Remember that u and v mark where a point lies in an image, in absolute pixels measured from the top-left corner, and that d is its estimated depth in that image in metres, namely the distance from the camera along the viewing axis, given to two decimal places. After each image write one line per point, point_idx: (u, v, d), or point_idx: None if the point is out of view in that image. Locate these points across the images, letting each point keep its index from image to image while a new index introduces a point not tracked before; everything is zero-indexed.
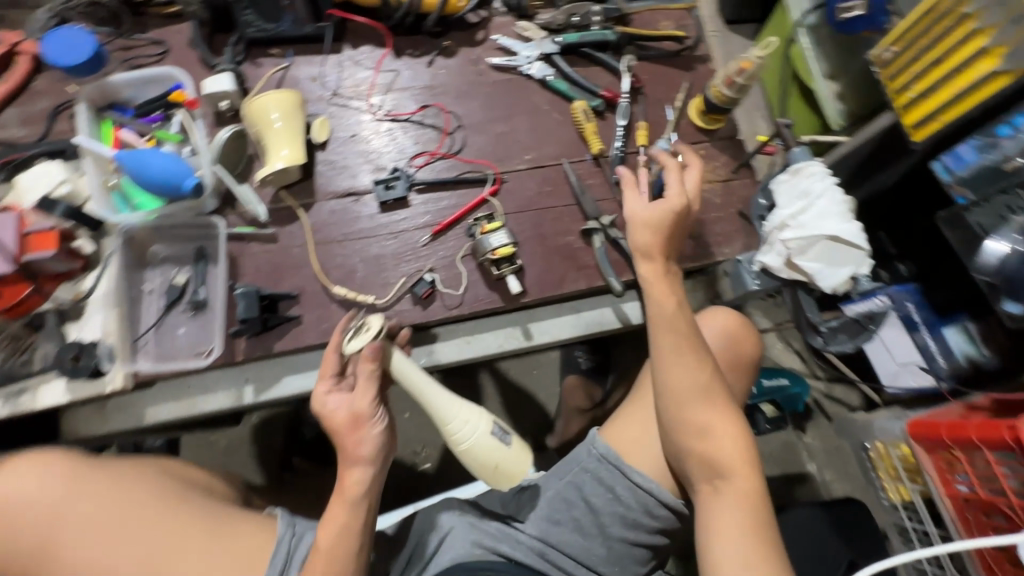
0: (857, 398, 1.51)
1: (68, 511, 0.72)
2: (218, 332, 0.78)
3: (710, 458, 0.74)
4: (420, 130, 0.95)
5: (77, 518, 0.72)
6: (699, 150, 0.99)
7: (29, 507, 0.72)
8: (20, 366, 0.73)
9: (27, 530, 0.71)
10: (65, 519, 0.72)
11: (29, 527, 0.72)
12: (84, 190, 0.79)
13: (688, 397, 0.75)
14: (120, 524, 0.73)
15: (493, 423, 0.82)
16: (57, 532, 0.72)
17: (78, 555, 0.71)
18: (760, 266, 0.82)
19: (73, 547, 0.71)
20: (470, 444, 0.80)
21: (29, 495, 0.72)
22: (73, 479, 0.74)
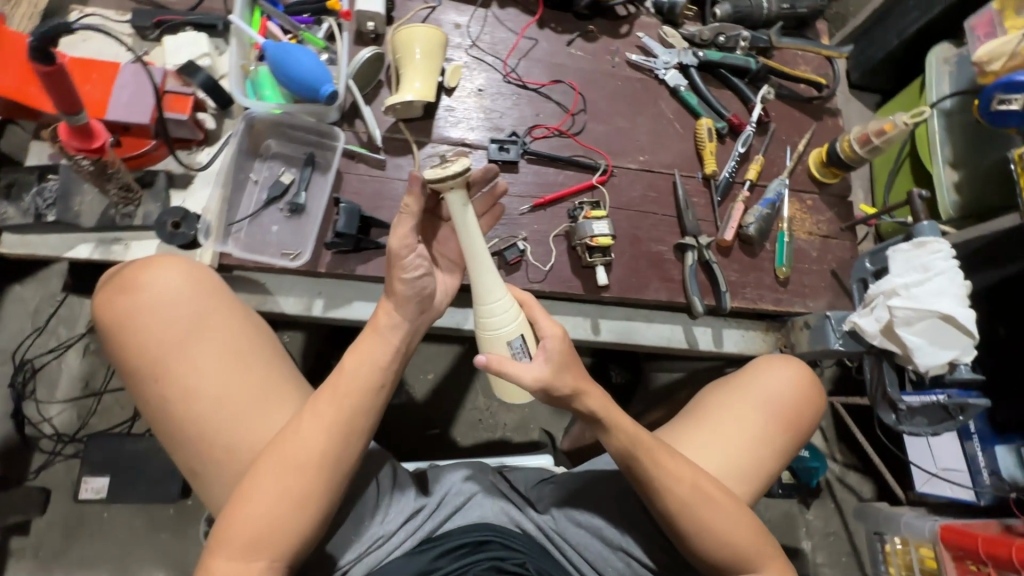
0: (869, 491, 1.48)
1: (217, 327, 0.69)
2: (312, 239, 0.79)
3: (698, 525, 0.71)
4: (545, 103, 0.95)
5: (211, 342, 0.68)
6: (807, 200, 0.98)
7: (176, 316, 0.67)
8: (121, 216, 0.73)
9: (148, 336, 0.66)
10: (198, 341, 0.67)
11: (162, 333, 0.66)
12: (222, 68, 0.81)
13: (678, 463, 0.72)
14: (249, 361, 0.70)
15: (518, 335, 0.68)
16: (173, 346, 0.66)
17: (197, 382, 0.66)
18: (850, 327, 0.80)
19: (194, 372, 0.66)
20: (489, 335, 0.70)
21: (175, 293, 0.67)
22: (206, 291, 0.69)
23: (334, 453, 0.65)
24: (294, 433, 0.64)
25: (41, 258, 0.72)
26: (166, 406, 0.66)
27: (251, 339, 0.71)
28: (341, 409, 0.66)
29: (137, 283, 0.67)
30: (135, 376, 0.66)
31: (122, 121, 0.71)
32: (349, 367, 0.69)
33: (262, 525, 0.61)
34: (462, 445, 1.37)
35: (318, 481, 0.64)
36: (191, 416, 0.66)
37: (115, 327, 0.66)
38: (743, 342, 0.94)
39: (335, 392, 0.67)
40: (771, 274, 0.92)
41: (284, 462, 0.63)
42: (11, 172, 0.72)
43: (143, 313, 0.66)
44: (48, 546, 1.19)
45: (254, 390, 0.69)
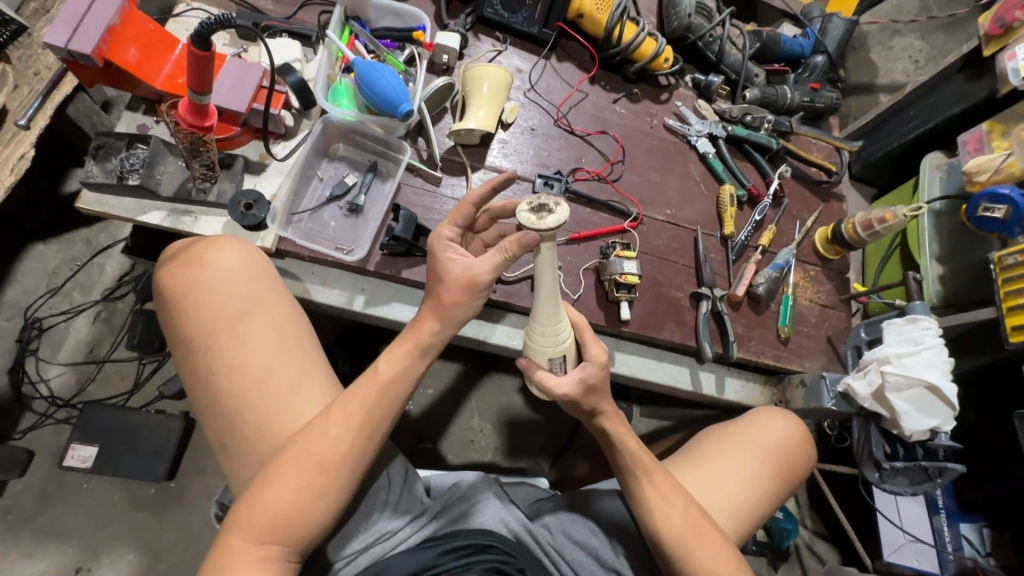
0: (836, 561, 1.52)
1: (266, 310, 0.71)
2: (366, 238, 0.84)
3: (687, 556, 0.74)
4: (589, 150, 1.04)
5: (259, 324, 0.70)
6: (810, 271, 1.08)
7: (232, 294, 0.70)
8: (197, 191, 0.79)
9: (204, 309, 0.69)
10: (248, 320, 0.70)
11: (216, 309, 0.69)
12: (309, 74, 0.90)
13: (675, 490, 0.77)
14: (289, 347, 0.71)
15: (563, 354, 0.74)
16: (224, 322, 0.69)
17: (240, 360, 0.68)
18: (842, 389, 0.88)
19: (238, 350, 0.69)
20: (541, 346, 0.73)
21: (234, 273, 0.71)
22: (260, 274, 0.73)
23: (356, 451, 0.65)
24: (321, 426, 0.65)
25: (114, 218, 0.77)
26: (210, 378, 0.69)
27: (295, 325, 0.73)
28: (369, 408, 0.66)
29: (201, 258, 0.70)
30: (187, 346, 0.69)
31: (220, 107, 0.77)
32: (383, 371, 0.67)
33: (279, 512, 0.61)
34: (452, 462, 1.38)
35: (338, 477, 0.64)
36: (228, 394, 0.68)
37: (175, 298, 0.70)
38: (743, 391, 1.01)
39: (364, 392, 0.66)
40: (774, 332, 1.00)
41: (308, 454, 0.63)
42: (102, 135, 0.77)
43: (202, 288, 0.69)
44: (20, 510, 1.16)
45: (291, 375, 0.70)
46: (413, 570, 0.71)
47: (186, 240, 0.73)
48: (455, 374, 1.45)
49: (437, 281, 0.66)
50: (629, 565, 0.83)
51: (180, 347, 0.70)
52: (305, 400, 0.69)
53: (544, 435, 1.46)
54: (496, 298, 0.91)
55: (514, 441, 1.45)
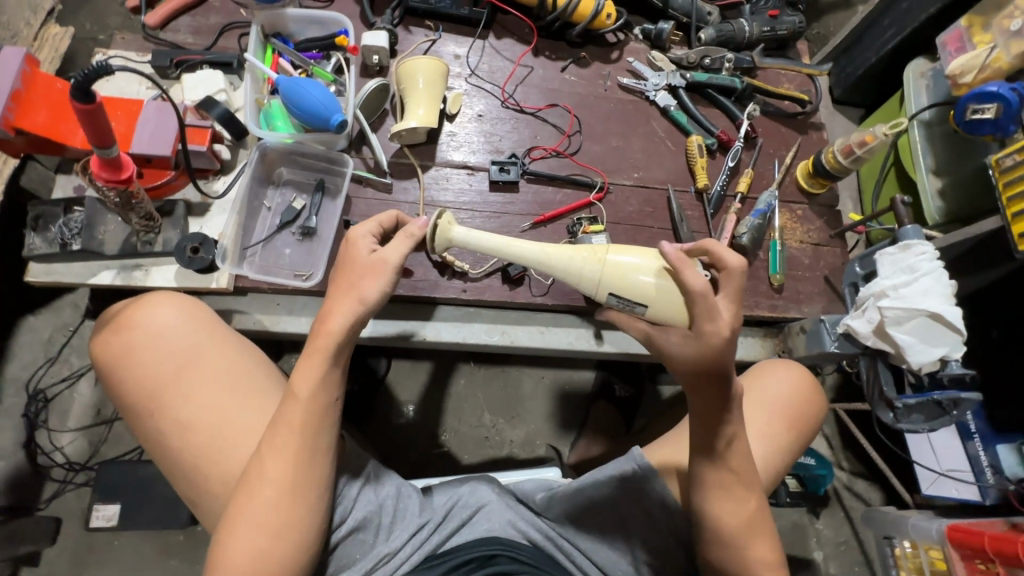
0: (878, 498, 1.48)
1: (205, 361, 0.68)
2: (322, 260, 0.82)
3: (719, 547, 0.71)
4: (542, 126, 0.99)
5: (204, 374, 0.67)
6: (796, 210, 1.02)
7: (166, 350, 0.67)
8: (143, 244, 0.77)
9: (142, 372, 0.66)
10: (188, 374, 0.67)
11: (153, 369, 0.66)
12: (237, 102, 0.86)
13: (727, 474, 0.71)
14: (243, 392, 0.68)
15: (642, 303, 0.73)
16: (163, 381, 0.66)
17: (188, 416, 0.65)
18: (844, 330, 0.83)
19: (184, 406, 0.65)
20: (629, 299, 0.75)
21: (165, 329, 0.67)
22: (197, 322, 0.69)
23: (308, 480, 0.62)
24: (266, 469, 0.62)
25: (66, 285, 0.76)
26: (162, 441, 0.66)
27: (244, 370, 0.69)
28: (311, 436, 0.63)
29: (130, 321, 0.67)
30: (133, 410, 0.67)
31: (144, 155, 0.74)
32: (300, 392, 0.64)
33: (246, 564, 0.59)
34: (469, 462, 1.37)
35: (298, 513, 0.62)
36: (182, 453, 0.65)
37: (112, 366, 0.67)
38: (742, 348, 0.96)
39: (291, 421, 0.63)
40: (766, 282, 0.95)
41: (260, 495, 0.61)
42: (38, 205, 0.76)
43: (136, 349, 0.66)
44: (58, 574, 1.18)
45: (246, 421, 0.67)
46: None
47: (120, 303, 0.70)
48: (457, 375, 1.44)
49: (346, 271, 0.69)
50: (644, 548, 0.81)
51: (128, 412, 0.67)
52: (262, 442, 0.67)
53: (558, 420, 1.44)
54: (467, 297, 0.88)
55: (530, 431, 1.42)
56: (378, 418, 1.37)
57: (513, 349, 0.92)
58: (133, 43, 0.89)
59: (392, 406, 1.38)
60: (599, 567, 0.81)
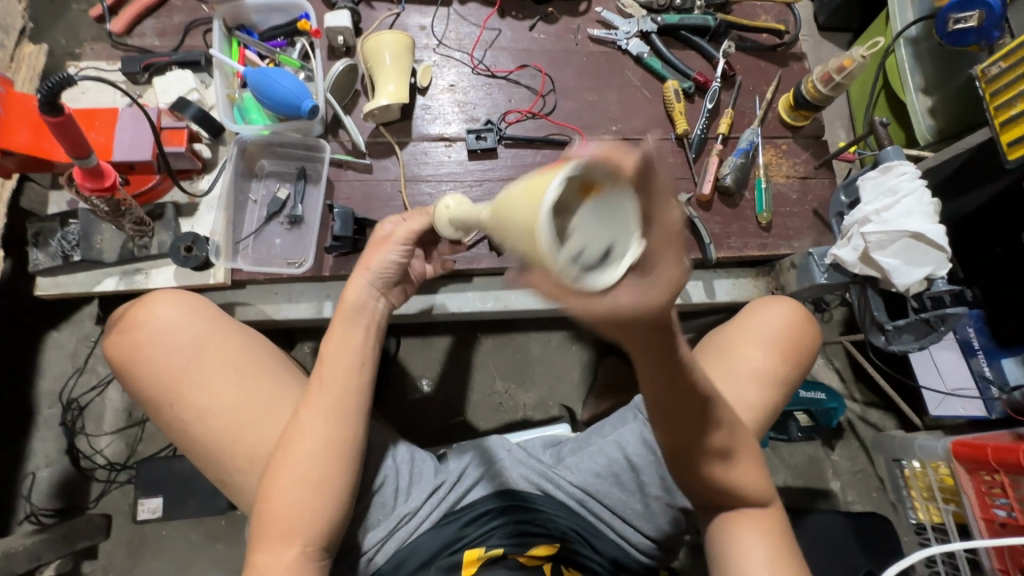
0: (892, 425, 1.50)
1: (216, 350, 0.71)
2: (312, 245, 0.84)
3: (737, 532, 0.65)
4: (515, 89, 0.99)
5: (216, 362, 0.71)
6: (781, 145, 1.00)
7: (176, 343, 0.70)
8: (139, 248, 0.79)
9: (156, 367, 0.70)
10: (201, 363, 0.70)
11: (166, 364, 0.70)
12: (211, 100, 0.87)
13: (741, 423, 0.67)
14: (257, 374, 0.72)
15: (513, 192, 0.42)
16: (178, 373, 0.69)
17: (206, 402, 0.69)
18: (832, 260, 0.83)
19: (202, 393, 0.69)
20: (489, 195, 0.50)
21: (172, 325, 0.71)
22: (201, 315, 0.73)
23: (336, 439, 0.66)
24: (296, 433, 0.66)
25: (73, 295, 0.79)
26: (186, 430, 0.70)
27: (253, 354, 0.73)
28: (336, 397, 0.68)
29: (137, 322, 0.71)
30: (155, 406, 0.70)
31: (127, 162, 0.77)
32: (327, 357, 0.70)
33: (285, 525, 0.63)
34: (486, 428, 1.42)
35: (331, 471, 0.66)
36: (206, 438, 0.69)
37: (127, 367, 0.71)
38: (735, 290, 0.97)
39: (322, 387, 0.68)
40: (754, 221, 0.95)
41: (291, 460, 0.65)
42: (36, 221, 0.79)
43: (147, 347, 0.70)
44: (116, 566, 1.27)
45: (264, 399, 0.71)
46: (441, 545, 0.77)
47: (124, 306, 0.73)
48: (464, 347, 1.48)
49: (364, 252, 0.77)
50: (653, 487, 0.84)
51: (149, 408, 0.71)
52: (282, 417, 0.71)
53: (569, 379, 1.48)
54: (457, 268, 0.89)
55: (542, 393, 1.46)
56: (393, 395, 1.42)
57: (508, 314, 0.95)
58: (102, 52, 0.90)
59: (405, 383, 1.43)
60: (611, 509, 0.83)
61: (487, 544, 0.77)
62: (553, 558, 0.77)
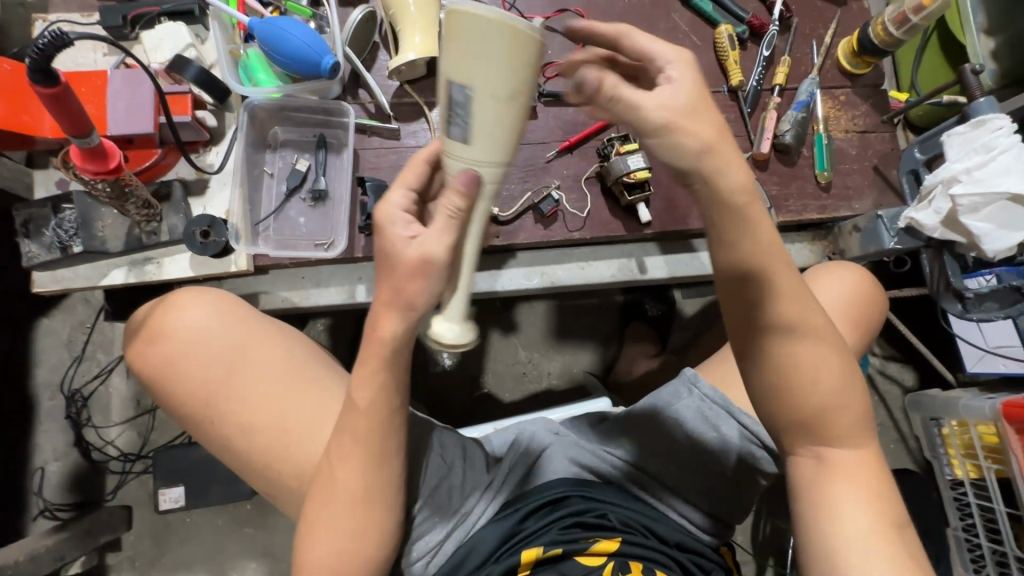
0: (911, 378, 1.51)
1: (253, 360, 0.64)
2: (342, 224, 0.75)
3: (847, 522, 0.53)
4: (552, 38, 0.88)
5: (254, 374, 0.64)
6: (839, 96, 0.92)
7: (211, 353, 0.64)
8: (147, 235, 0.70)
9: (190, 379, 0.63)
10: (239, 375, 0.63)
11: (201, 377, 0.63)
12: (211, 58, 0.75)
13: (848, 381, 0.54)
14: (299, 386, 0.65)
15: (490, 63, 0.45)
16: (215, 386, 0.63)
17: (248, 417, 0.63)
18: (906, 224, 0.78)
19: (241, 408, 0.63)
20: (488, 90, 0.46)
21: (203, 334, 0.64)
22: (234, 320, 0.65)
23: (377, 481, 0.57)
24: (329, 473, 0.58)
25: (78, 291, 0.71)
26: (228, 446, 0.64)
27: (293, 362, 0.66)
28: (367, 438, 0.56)
29: (165, 330, 0.64)
30: (192, 420, 0.64)
31: (127, 135, 0.66)
32: (359, 402, 0.55)
33: (323, 562, 0.58)
34: (511, 400, 1.38)
35: (373, 514, 0.58)
36: (246, 454, 0.63)
37: (158, 378, 0.64)
38: (791, 256, 0.92)
39: (355, 428, 0.56)
40: (813, 181, 0.88)
41: (327, 498, 0.58)
42: (24, 208, 0.68)
43: (180, 357, 0.64)
44: (141, 556, 1.23)
45: (306, 416, 0.63)
46: (498, 542, 0.71)
47: (147, 311, 0.66)
48: (485, 317, 1.41)
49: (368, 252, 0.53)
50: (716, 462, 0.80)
51: (186, 422, 0.65)
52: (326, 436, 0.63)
53: (593, 348, 1.43)
54: (501, 243, 0.82)
55: (565, 361, 1.42)
56: (414, 371, 1.36)
57: (553, 290, 0.89)
58: (74, 2, 0.77)
59: (426, 358, 1.37)
60: (672, 489, 0.79)
61: (543, 544, 0.69)
62: (616, 553, 0.70)
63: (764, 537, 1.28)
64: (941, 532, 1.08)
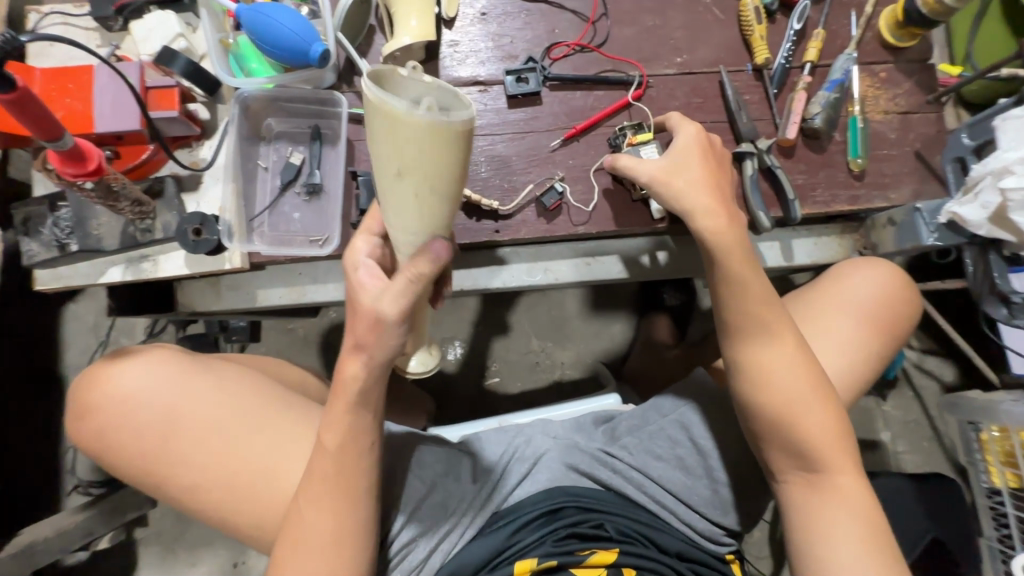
0: (950, 373, 1.42)
1: (190, 417, 0.64)
2: (337, 220, 0.73)
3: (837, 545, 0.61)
4: (560, 16, 0.82)
5: (191, 432, 0.64)
6: (879, 72, 0.84)
7: (146, 417, 0.63)
8: (141, 233, 0.69)
9: (129, 445, 0.63)
10: (178, 437, 0.64)
11: (139, 442, 0.63)
12: (201, 48, 0.73)
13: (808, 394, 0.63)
14: (242, 436, 0.65)
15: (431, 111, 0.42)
16: (154, 451, 0.63)
17: (192, 478, 0.63)
18: (947, 220, 0.71)
19: (185, 470, 0.63)
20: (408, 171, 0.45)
21: (138, 396, 0.64)
22: (170, 377, 0.65)
23: (352, 512, 0.60)
24: (300, 507, 0.60)
25: (77, 288, 0.71)
26: (186, 503, 0.65)
27: (233, 413, 0.65)
28: (338, 472, 0.59)
29: (99, 399, 0.64)
30: (145, 482, 0.65)
31: (114, 132, 0.65)
32: (329, 440, 0.60)
33: None
34: (523, 389, 1.37)
35: (347, 547, 0.60)
36: (201, 510, 0.64)
37: (98, 449, 0.65)
38: (816, 250, 0.85)
39: (326, 463, 0.60)
40: (844, 169, 0.81)
41: (302, 532, 0.60)
42: (22, 206, 0.69)
43: (115, 424, 0.63)
44: (166, 532, 1.29)
45: (257, 464, 0.64)
46: (489, 554, 0.70)
47: (84, 378, 0.66)
48: (497, 305, 1.39)
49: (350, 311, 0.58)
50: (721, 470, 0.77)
51: (141, 485, 0.66)
52: (281, 480, 0.64)
53: (608, 337, 1.40)
54: (502, 238, 0.78)
55: (579, 351, 1.39)
56: None
57: (558, 287, 0.85)
58: None
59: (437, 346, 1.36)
60: (675, 496, 0.77)
61: (539, 554, 0.69)
62: (612, 564, 0.69)
63: (780, 535, 1.25)
64: (973, 542, 1.02)
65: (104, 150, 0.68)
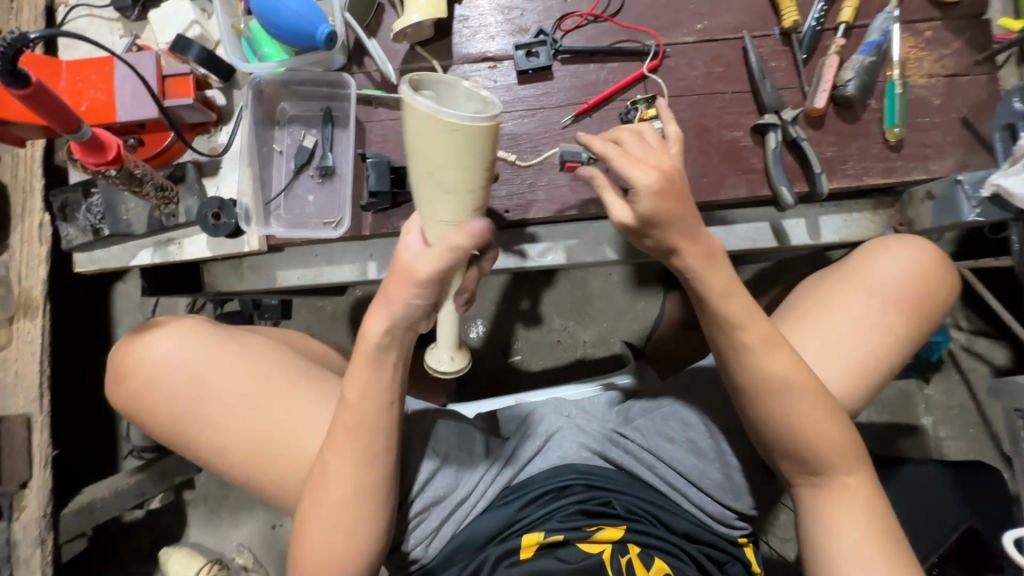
0: (1002, 356, 1.32)
1: (216, 381, 0.68)
2: (347, 203, 0.74)
3: (845, 543, 0.61)
4: None
5: (217, 397, 0.68)
6: (924, 31, 0.76)
7: (177, 381, 0.67)
8: (167, 217, 0.73)
9: (162, 407, 0.68)
10: (204, 401, 0.67)
11: (169, 405, 0.68)
12: (215, 33, 0.74)
13: (810, 406, 0.62)
14: (267, 401, 0.68)
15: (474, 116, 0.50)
16: (184, 413, 0.67)
17: (218, 440, 0.67)
18: (992, 193, 0.67)
19: (212, 433, 0.67)
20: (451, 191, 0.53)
21: (168, 362, 0.68)
22: (199, 345, 0.69)
23: (373, 479, 0.63)
24: (325, 469, 0.63)
25: (112, 270, 0.76)
26: (213, 462, 0.69)
27: (258, 380, 0.69)
28: (363, 439, 0.62)
29: (131, 365, 0.68)
30: (174, 442, 0.69)
31: (136, 121, 0.68)
32: (355, 412, 0.62)
33: (327, 549, 0.64)
34: (545, 366, 1.37)
35: (365, 510, 0.63)
36: (227, 469, 0.68)
37: (132, 410, 0.69)
38: (846, 228, 0.80)
39: (353, 428, 0.62)
40: (879, 140, 0.75)
41: (327, 493, 0.63)
42: (60, 193, 0.73)
43: (146, 387, 0.68)
44: (211, 495, 1.39)
45: (280, 428, 0.67)
46: (497, 527, 0.72)
47: (120, 343, 0.70)
48: (519, 283, 1.39)
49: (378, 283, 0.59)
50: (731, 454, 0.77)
51: (170, 444, 0.70)
52: (303, 444, 0.67)
53: (631, 316, 1.38)
54: (511, 219, 0.77)
55: (601, 330, 1.38)
56: None
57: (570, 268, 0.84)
58: None
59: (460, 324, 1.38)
60: (687, 478, 0.77)
61: (547, 528, 0.70)
62: (618, 540, 0.69)
63: None
64: None
65: (129, 138, 0.71)
